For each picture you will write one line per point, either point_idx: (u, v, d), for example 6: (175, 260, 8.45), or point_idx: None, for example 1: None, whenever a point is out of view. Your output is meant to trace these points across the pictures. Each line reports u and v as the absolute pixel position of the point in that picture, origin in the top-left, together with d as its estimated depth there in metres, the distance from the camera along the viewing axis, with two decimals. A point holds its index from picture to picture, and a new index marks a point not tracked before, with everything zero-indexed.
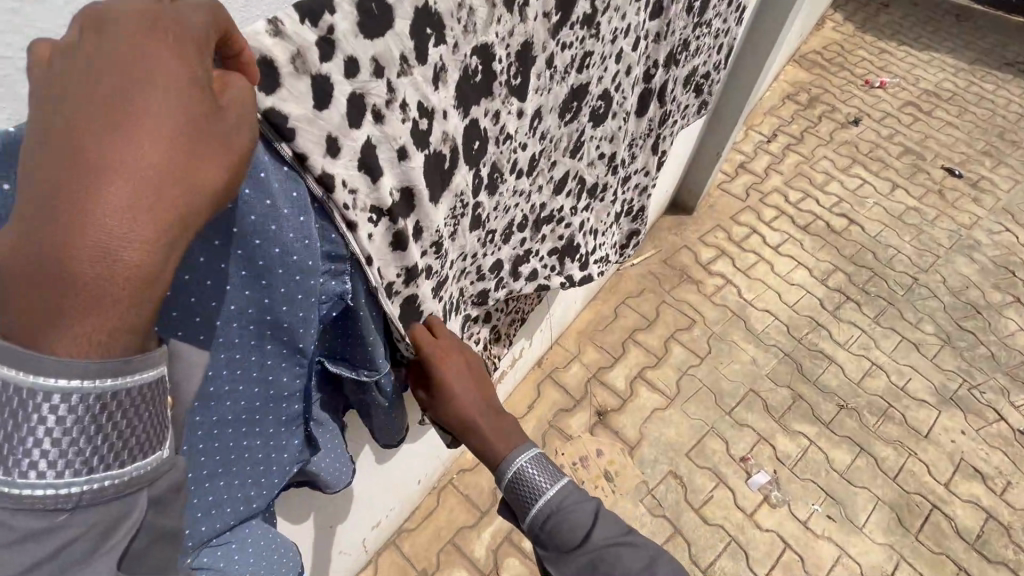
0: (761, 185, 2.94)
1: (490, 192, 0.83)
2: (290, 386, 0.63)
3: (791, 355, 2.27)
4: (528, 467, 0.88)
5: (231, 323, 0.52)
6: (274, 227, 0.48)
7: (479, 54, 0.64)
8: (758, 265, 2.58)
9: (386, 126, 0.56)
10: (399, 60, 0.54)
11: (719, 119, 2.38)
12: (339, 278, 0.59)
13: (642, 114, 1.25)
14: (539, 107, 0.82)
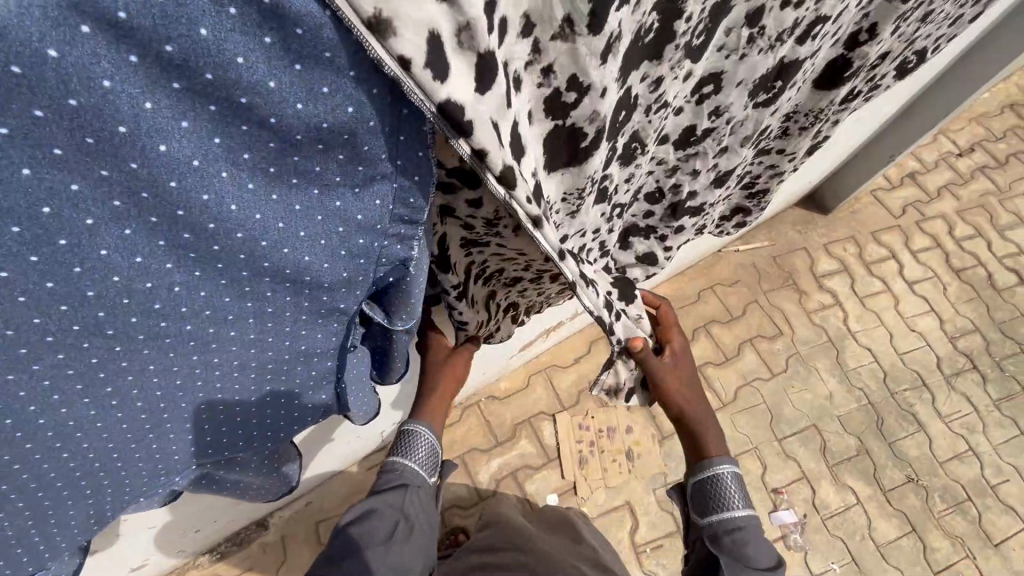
0: (925, 205, 2.46)
1: (622, 164, 0.68)
2: (324, 345, 0.52)
3: (875, 406, 2.02)
4: (725, 477, 1.00)
5: (255, 275, 0.40)
6: (318, 169, 0.35)
7: (663, 10, 0.45)
8: (881, 296, 2.24)
9: (521, 94, 0.43)
10: (561, 23, 0.38)
11: (917, 107, 1.92)
12: (405, 244, 0.45)
13: (831, 89, 1.01)
14: (710, 71, 0.63)
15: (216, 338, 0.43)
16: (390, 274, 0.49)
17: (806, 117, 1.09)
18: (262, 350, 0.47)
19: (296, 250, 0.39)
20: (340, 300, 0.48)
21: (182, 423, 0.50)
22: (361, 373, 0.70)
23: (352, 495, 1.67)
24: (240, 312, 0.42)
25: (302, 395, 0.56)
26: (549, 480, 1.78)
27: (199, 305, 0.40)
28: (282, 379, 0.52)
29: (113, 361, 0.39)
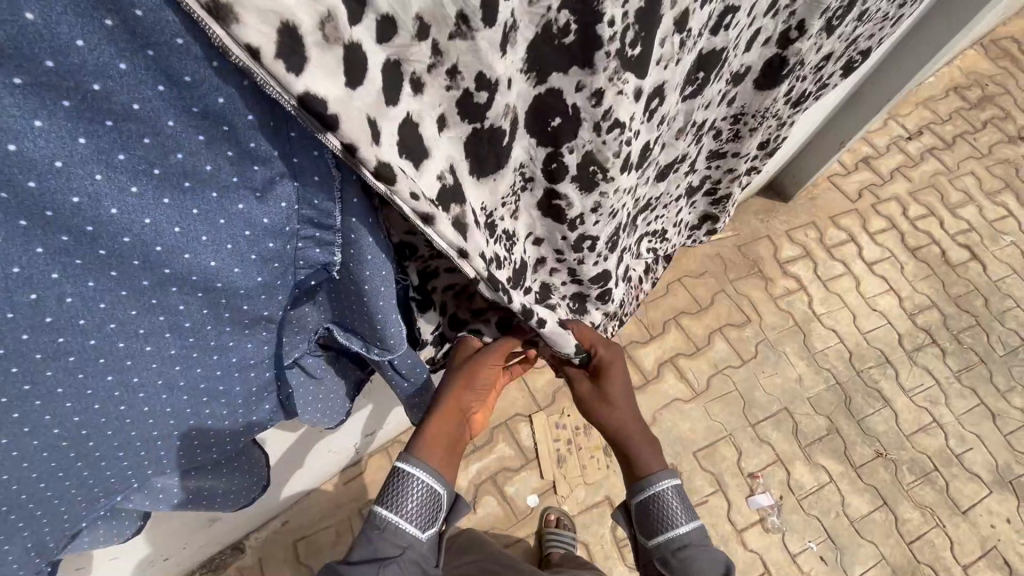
0: (879, 188, 2.54)
1: (585, 192, 0.66)
2: (257, 355, 0.50)
3: (842, 386, 2.07)
4: (669, 493, 0.90)
5: (161, 289, 0.39)
6: (208, 166, 0.35)
7: (578, 11, 0.45)
8: (842, 278, 2.30)
9: (425, 96, 0.42)
10: (456, 18, 0.38)
11: (862, 95, 1.98)
12: (324, 247, 0.45)
13: (769, 89, 1.04)
14: (658, 85, 0.61)
15: (130, 355, 0.41)
16: (311, 277, 0.48)
17: (751, 116, 1.11)
18: (187, 366, 0.45)
19: (199, 252, 0.38)
20: (264, 309, 0.47)
21: (114, 452, 0.46)
22: (311, 388, 0.65)
23: (330, 510, 1.65)
24: (151, 326, 0.41)
25: (242, 411, 0.54)
26: (527, 480, 1.79)
27: (100, 321, 0.37)
28: (218, 396, 0.50)
29: (13, 385, 0.36)
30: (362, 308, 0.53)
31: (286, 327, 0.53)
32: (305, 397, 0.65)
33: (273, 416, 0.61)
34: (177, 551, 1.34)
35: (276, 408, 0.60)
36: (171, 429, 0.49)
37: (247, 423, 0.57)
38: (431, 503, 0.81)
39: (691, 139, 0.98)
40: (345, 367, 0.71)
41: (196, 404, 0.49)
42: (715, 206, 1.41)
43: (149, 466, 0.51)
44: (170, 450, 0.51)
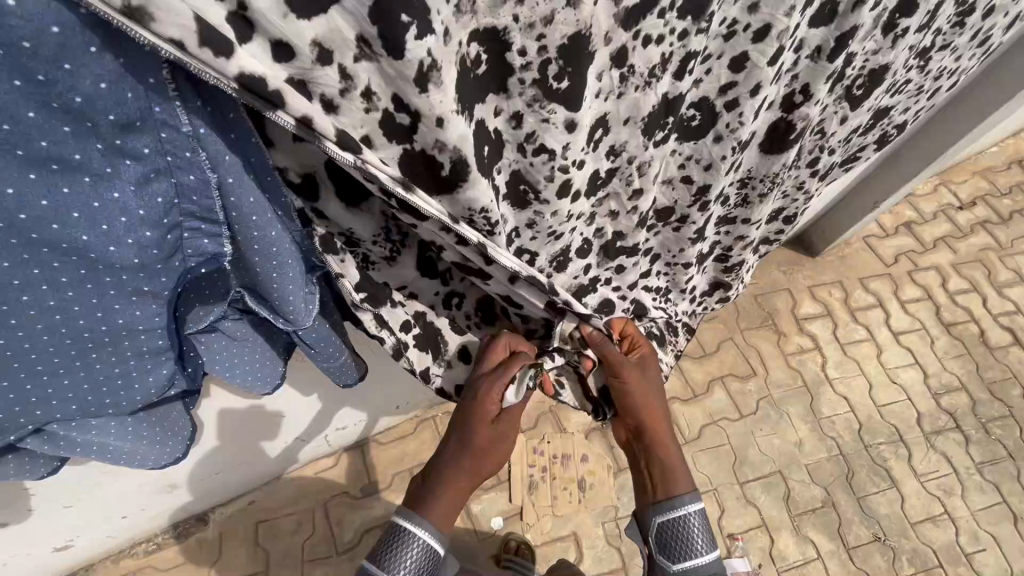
0: (919, 255, 2.40)
1: (518, 209, 0.71)
2: (148, 321, 0.55)
3: (846, 459, 1.94)
4: (691, 519, 0.90)
5: (32, 249, 0.43)
6: (76, 155, 0.40)
7: (485, 41, 0.50)
8: (863, 345, 2.17)
9: (343, 116, 0.47)
10: (357, 43, 0.43)
11: (901, 158, 1.89)
12: (213, 238, 0.52)
13: (776, 153, 0.93)
14: (598, 116, 0.65)
15: (9, 302, 0.45)
16: (204, 264, 0.54)
17: (760, 184, 0.99)
18: (70, 315, 0.48)
19: (67, 229, 0.43)
20: (146, 284, 0.52)
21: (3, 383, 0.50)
22: (236, 353, 0.71)
23: (296, 499, 1.64)
24: (26, 279, 0.44)
25: (136, 370, 0.58)
26: (496, 502, 1.75)
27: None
28: (109, 349, 0.54)
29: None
30: (263, 281, 0.57)
31: (193, 295, 0.59)
32: (224, 356, 0.70)
33: (172, 377, 0.63)
34: (136, 512, 1.38)
35: (170, 374, 0.63)
36: (59, 372, 0.52)
37: (145, 385, 0.60)
38: (430, 561, 0.82)
39: (686, 195, 0.92)
40: (273, 343, 0.74)
41: (83, 353, 0.52)
42: (731, 277, 1.21)
43: (42, 408, 0.54)
44: (62, 396, 0.55)
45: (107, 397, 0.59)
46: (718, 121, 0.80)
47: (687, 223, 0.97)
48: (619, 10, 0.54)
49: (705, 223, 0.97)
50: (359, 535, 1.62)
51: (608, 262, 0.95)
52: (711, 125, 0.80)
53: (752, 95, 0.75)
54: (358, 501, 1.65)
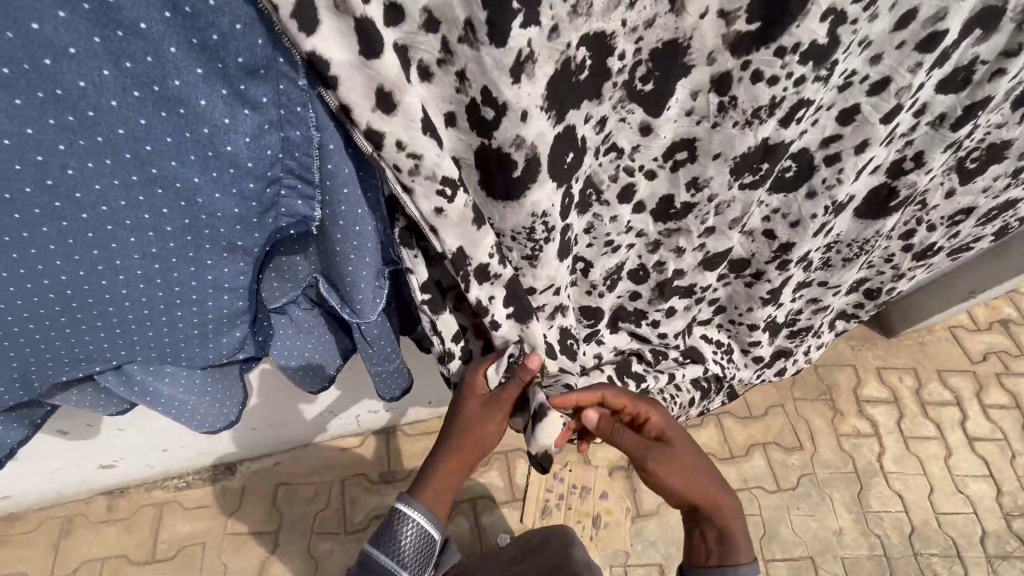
0: (1012, 358, 2.17)
1: (580, 211, 0.70)
2: (232, 282, 0.55)
3: (889, 562, 1.77)
4: None
5: (148, 188, 0.44)
6: (203, 100, 0.40)
7: (593, 46, 0.49)
8: (930, 442, 1.98)
9: (433, 87, 0.47)
10: (464, 24, 0.42)
11: (1011, 249, 1.74)
12: (307, 202, 0.50)
13: (875, 219, 0.87)
14: (681, 137, 0.64)
15: (115, 238, 0.46)
16: (295, 226, 0.53)
17: (849, 247, 0.93)
18: (165, 266, 0.50)
19: (184, 167, 0.44)
20: (240, 240, 0.51)
21: (92, 320, 0.53)
22: (301, 337, 0.74)
23: (319, 470, 1.69)
24: (138, 219, 0.46)
25: (209, 332, 0.59)
26: (504, 520, 1.70)
27: (92, 200, 0.43)
28: (192, 306, 0.55)
29: (14, 230, 0.43)
30: (343, 268, 0.58)
31: (276, 268, 0.62)
32: (292, 336, 0.73)
33: (244, 345, 0.63)
34: (174, 448, 1.45)
35: (243, 336, 0.62)
36: (143, 322, 0.55)
37: (211, 349, 0.61)
38: (426, 543, 0.74)
39: (766, 249, 0.87)
40: (334, 324, 0.76)
41: (165, 309, 0.54)
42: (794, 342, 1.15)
43: (121, 349, 0.57)
44: (140, 344, 0.57)
45: (179, 355, 0.61)
46: (814, 176, 0.76)
47: (761, 280, 0.92)
48: (730, 33, 0.53)
49: (781, 283, 0.92)
50: (369, 520, 1.63)
51: (659, 301, 0.91)
52: (807, 177, 0.77)
53: (858, 151, 0.72)
54: (375, 486, 1.68)
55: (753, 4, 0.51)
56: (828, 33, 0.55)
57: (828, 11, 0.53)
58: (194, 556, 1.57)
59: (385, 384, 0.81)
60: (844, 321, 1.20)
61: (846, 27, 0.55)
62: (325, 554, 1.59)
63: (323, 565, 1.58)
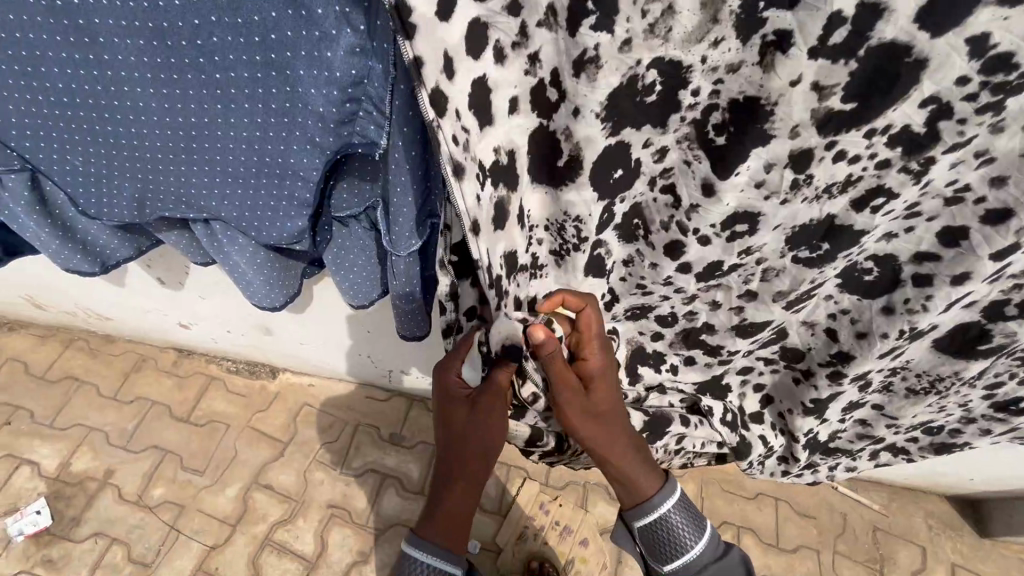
0: None
1: (624, 241, 0.73)
2: (307, 172, 0.62)
3: None
4: (671, 514, 0.79)
5: (265, 70, 0.53)
6: (320, 10, 0.48)
7: (665, 73, 0.51)
8: None
9: (506, 70, 0.51)
10: (545, 9, 0.47)
11: None
12: (378, 128, 0.58)
13: (956, 359, 0.78)
14: (744, 208, 0.63)
15: (233, 102, 0.56)
16: (363, 147, 0.60)
17: (919, 378, 0.84)
18: (264, 136, 0.59)
19: (294, 59, 0.51)
20: (320, 138, 0.59)
21: (202, 167, 0.63)
22: (353, 253, 0.82)
23: (339, 407, 1.79)
24: (253, 94, 0.55)
25: (279, 209, 0.67)
26: (482, 528, 1.69)
27: (225, 65, 0.53)
28: (274, 181, 0.64)
29: (166, 72, 0.54)
30: (394, 196, 0.65)
31: (345, 180, 0.70)
32: (346, 250, 0.81)
33: (302, 236, 0.71)
34: (237, 334, 1.63)
35: (303, 232, 0.70)
36: (236, 181, 0.65)
37: (278, 228, 0.69)
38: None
39: (822, 349, 0.82)
40: (381, 253, 0.83)
41: (254, 175, 0.63)
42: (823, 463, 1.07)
43: (214, 202, 0.68)
44: (229, 202, 0.67)
45: (253, 225, 0.70)
46: (895, 292, 0.71)
47: (808, 382, 0.87)
48: (820, 107, 0.51)
49: (829, 396, 0.86)
50: (364, 469, 1.71)
51: (681, 347, 0.89)
52: (889, 290, 0.71)
53: (952, 283, 0.65)
54: (381, 443, 1.74)
55: (852, 85, 0.49)
56: (926, 122, 0.52)
57: (927, 100, 0.50)
58: (217, 432, 1.76)
59: (409, 324, 0.87)
60: (890, 455, 1.05)
61: (950, 128, 0.52)
62: (315, 481, 1.69)
63: (310, 490, 1.68)
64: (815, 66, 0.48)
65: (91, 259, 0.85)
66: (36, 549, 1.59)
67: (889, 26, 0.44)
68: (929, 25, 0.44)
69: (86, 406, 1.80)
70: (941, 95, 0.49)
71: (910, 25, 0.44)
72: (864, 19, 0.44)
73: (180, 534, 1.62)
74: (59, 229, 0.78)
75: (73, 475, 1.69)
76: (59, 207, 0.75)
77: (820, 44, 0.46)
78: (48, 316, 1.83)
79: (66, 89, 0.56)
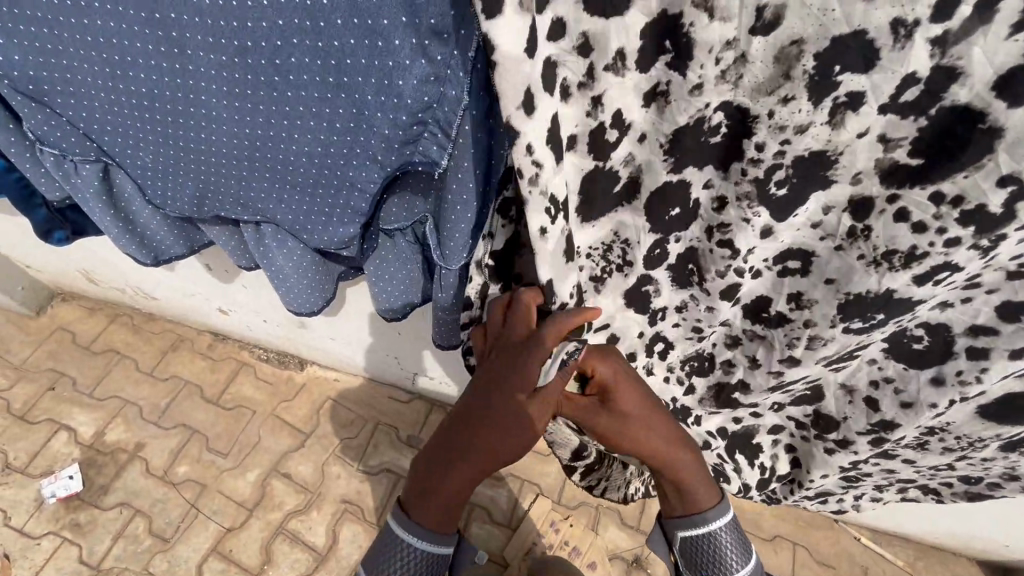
0: None
1: (677, 285, 0.76)
2: (362, 186, 0.65)
3: None
4: (721, 533, 0.77)
5: (335, 91, 0.56)
6: (398, 40, 0.51)
7: (731, 117, 0.55)
8: None
9: (570, 105, 0.55)
10: (614, 53, 0.51)
11: None
12: (440, 149, 0.60)
13: (999, 423, 0.75)
14: (798, 245, 0.65)
15: (299, 118, 0.59)
16: (422, 165, 0.63)
17: (957, 439, 0.81)
18: (324, 152, 0.62)
19: (364, 83, 0.54)
20: (379, 156, 0.62)
21: (261, 175, 0.67)
22: (393, 268, 0.85)
23: (362, 404, 1.82)
24: (320, 112, 0.58)
25: (331, 218, 0.70)
26: (488, 538, 1.66)
27: (298, 84, 0.56)
28: (330, 193, 0.67)
29: (243, 85, 0.57)
30: (448, 212, 0.68)
31: (397, 197, 0.73)
32: (386, 262, 0.84)
33: (346, 245, 0.75)
34: (271, 324, 1.68)
35: (348, 239, 0.73)
36: (292, 191, 0.68)
37: (327, 235, 0.72)
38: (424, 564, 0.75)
39: (863, 420, 0.83)
40: (425, 264, 0.86)
41: (308, 187, 0.66)
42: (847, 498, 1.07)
43: (269, 206, 0.71)
44: (282, 207, 0.70)
45: (303, 228, 0.73)
46: (947, 363, 0.70)
47: (847, 451, 0.88)
48: (884, 159, 0.53)
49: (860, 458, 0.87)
50: (380, 468, 1.73)
51: (710, 403, 0.94)
52: (938, 362, 0.71)
53: (1011, 356, 0.64)
54: (398, 444, 1.76)
55: (920, 140, 0.50)
56: (1002, 204, 0.50)
57: (1007, 177, 0.48)
58: (243, 417, 1.81)
59: (442, 335, 0.90)
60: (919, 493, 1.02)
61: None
62: (332, 475, 1.72)
63: (326, 484, 1.71)
64: (884, 120, 0.50)
65: (146, 253, 0.89)
66: (66, 512, 1.66)
67: (964, 89, 0.45)
68: (1007, 94, 0.44)
69: (124, 379, 1.88)
70: (1022, 174, 0.47)
71: (986, 91, 0.44)
72: (936, 81, 0.46)
73: (200, 513, 1.67)
74: (121, 219, 0.81)
75: (106, 444, 1.77)
76: (124, 197, 0.79)
77: (891, 101, 0.48)
78: (99, 290, 1.93)
79: (149, 93, 0.60)
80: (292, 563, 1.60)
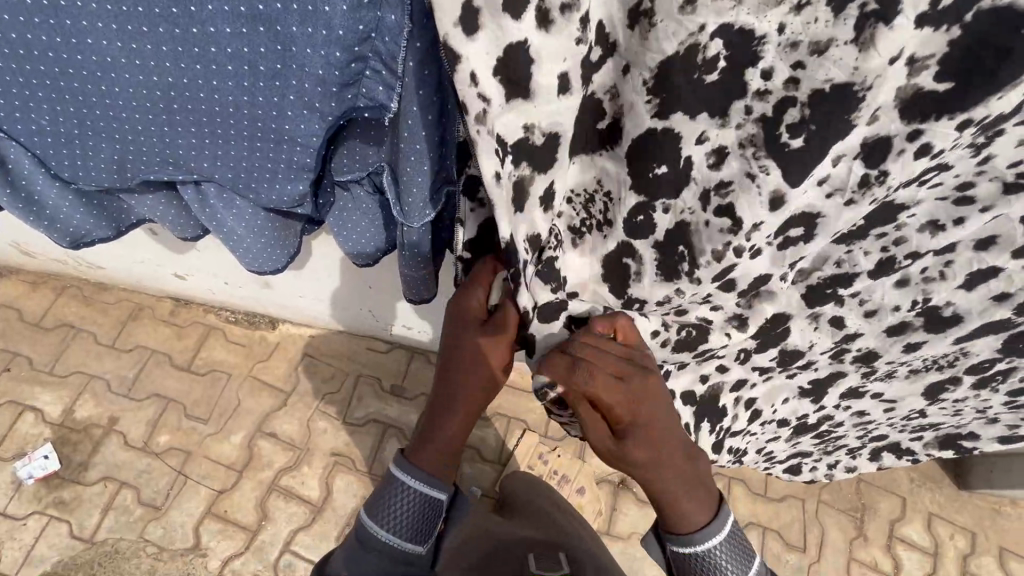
0: None
1: (664, 272, 0.72)
2: (304, 137, 0.57)
3: None
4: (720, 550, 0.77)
5: (252, 25, 0.47)
6: None
7: (732, 45, 0.49)
8: None
9: (551, 34, 0.49)
10: None
11: None
12: (388, 89, 0.53)
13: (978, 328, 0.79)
14: (805, 209, 0.63)
15: (217, 61, 0.50)
16: (370, 111, 0.56)
17: (928, 359, 0.90)
18: (253, 101, 0.53)
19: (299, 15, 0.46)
20: (317, 101, 0.53)
21: (186, 128, 0.57)
22: (350, 215, 0.78)
23: (339, 357, 1.78)
24: (237, 52, 0.49)
25: (276, 173, 0.62)
26: (481, 476, 1.70)
27: (203, 18, 0.47)
28: (271, 145, 0.58)
29: (136, 21, 0.47)
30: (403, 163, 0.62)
31: (343, 142, 0.65)
32: (342, 210, 0.77)
33: (300, 202, 0.66)
34: (232, 284, 1.59)
35: (299, 196, 0.65)
36: (225, 146, 0.58)
37: (273, 192, 0.64)
38: (418, 511, 0.75)
39: (827, 342, 0.88)
40: (388, 215, 0.79)
41: (244, 140, 0.57)
42: (819, 449, 1.18)
43: (203, 163, 0.61)
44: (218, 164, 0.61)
45: (251, 190, 0.64)
46: (913, 264, 0.75)
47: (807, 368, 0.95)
48: (908, 87, 0.50)
49: (826, 373, 0.96)
50: (367, 419, 1.73)
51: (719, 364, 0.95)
52: (900, 267, 0.75)
53: None
54: (382, 394, 1.75)
55: (948, 58, 0.47)
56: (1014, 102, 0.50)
57: None
58: (218, 380, 1.76)
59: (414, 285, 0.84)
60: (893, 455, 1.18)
61: None
62: (318, 429, 1.71)
63: (314, 439, 1.70)
64: (917, 37, 0.46)
65: (62, 233, 0.78)
66: (48, 491, 1.63)
67: None
68: None
69: (85, 353, 1.78)
70: None
71: None
72: None
73: (188, 478, 1.66)
74: (21, 199, 0.69)
75: (78, 421, 1.71)
76: (24, 178, 0.67)
77: (927, 11, 0.44)
78: (38, 263, 1.79)
79: (20, 39, 0.49)
80: (290, 517, 1.63)
